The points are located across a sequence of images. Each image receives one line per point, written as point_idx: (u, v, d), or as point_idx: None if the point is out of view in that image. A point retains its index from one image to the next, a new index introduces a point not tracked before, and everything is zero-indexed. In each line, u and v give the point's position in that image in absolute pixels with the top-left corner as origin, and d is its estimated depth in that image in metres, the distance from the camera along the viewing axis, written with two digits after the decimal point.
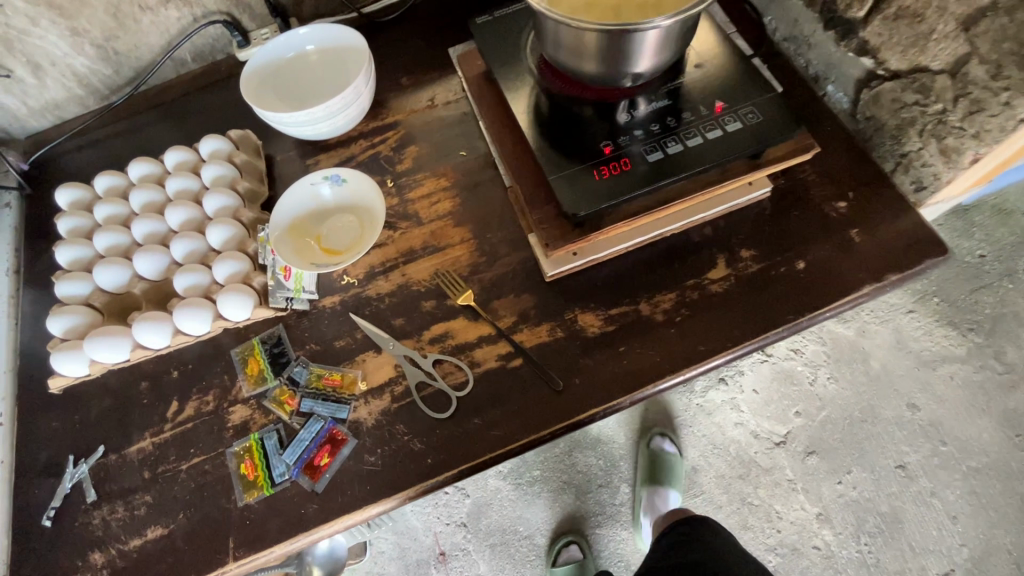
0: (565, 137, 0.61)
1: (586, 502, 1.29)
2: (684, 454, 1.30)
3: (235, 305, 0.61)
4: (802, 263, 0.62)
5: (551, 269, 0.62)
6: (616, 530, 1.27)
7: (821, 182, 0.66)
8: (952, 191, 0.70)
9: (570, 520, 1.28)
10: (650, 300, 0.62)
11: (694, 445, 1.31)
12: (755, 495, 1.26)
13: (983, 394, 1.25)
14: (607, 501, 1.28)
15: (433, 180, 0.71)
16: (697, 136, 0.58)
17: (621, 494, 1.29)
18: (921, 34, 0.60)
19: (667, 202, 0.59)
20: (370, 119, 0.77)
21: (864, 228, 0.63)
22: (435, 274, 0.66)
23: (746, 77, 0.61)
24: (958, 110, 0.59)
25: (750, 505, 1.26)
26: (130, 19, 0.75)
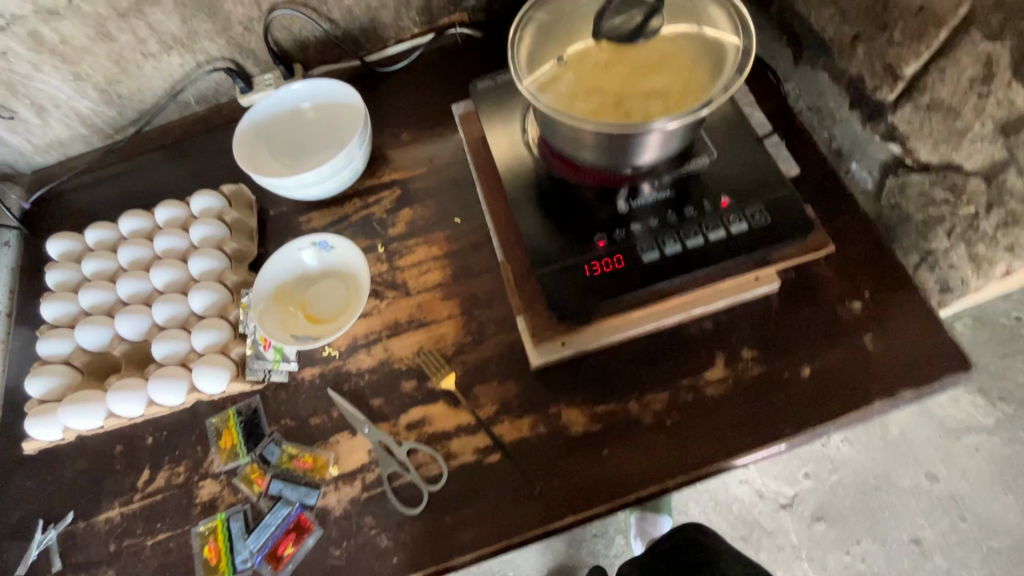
0: (557, 224, 0.57)
1: (580, 551, 1.25)
2: (685, 509, 1.25)
3: (210, 379, 0.59)
4: (808, 369, 0.58)
5: (537, 359, 0.59)
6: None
7: (836, 278, 0.61)
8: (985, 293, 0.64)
9: (561, 568, 1.24)
10: (640, 400, 0.58)
11: (696, 501, 1.25)
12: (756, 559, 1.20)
13: (1011, 470, 1.17)
14: (601, 552, 1.24)
15: (425, 247, 0.69)
16: (698, 235, 0.53)
17: (616, 545, 1.24)
18: (955, 131, 0.55)
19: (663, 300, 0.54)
20: (367, 176, 0.74)
21: (879, 334, 0.59)
22: (418, 352, 0.63)
23: (759, 167, 0.56)
24: (991, 218, 0.54)
25: None
26: (132, 65, 0.75)
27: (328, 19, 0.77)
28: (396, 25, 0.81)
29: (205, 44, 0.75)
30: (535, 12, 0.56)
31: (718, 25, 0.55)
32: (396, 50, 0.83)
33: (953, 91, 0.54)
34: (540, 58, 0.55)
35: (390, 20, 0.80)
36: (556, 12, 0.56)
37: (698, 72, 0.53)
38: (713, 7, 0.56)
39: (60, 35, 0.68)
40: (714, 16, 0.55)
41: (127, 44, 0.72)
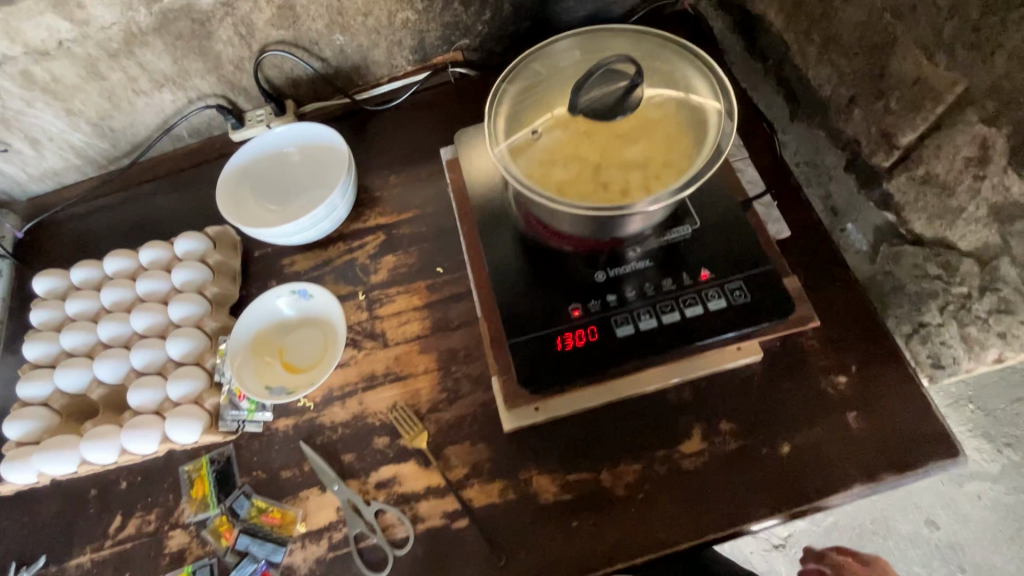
0: (532, 290, 0.55)
1: None
2: None
3: (182, 430, 0.59)
4: (787, 446, 0.56)
5: (509, 424, 0.58)
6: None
7: (822, 349, 0.60)
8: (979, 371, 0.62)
9: None
10: (613, 470, 0.57)
11: None
12: None
13: (1016, 521, 1.12)
14: None
15: (406, 297, 0.68)
16: (674, 311, 0.52)
17: None
18: (950, 209, 0.53)
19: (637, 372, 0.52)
20: (352, 219, 0.74)
21: (864, 412, 0.57)
22: (393, 407, 0.63)
23: (743, 239, 0.55)
24: (983, 301, 0.52)
25: None
26: (124, 101, 0.75)
27: (319, 58, 0.77)
28: (389, 63, 0.81)
29: (197, 81, 0.75)
30: (515, 75, 0.56)
31: (699, 96, 0.54)
32: (388, 88, 0.83)
33: (949, 169, 0.51)
34: (517, 123, 0.54)
35: (383, 58, 0.80)
36: (536, 76, 0.56)
37: (677, 144, 0.52)
38: (695, 77, 0.55)
39: (51, 74, 0.68)
40: (696, 86, 0.54)
41: (119, 82, 0.72)
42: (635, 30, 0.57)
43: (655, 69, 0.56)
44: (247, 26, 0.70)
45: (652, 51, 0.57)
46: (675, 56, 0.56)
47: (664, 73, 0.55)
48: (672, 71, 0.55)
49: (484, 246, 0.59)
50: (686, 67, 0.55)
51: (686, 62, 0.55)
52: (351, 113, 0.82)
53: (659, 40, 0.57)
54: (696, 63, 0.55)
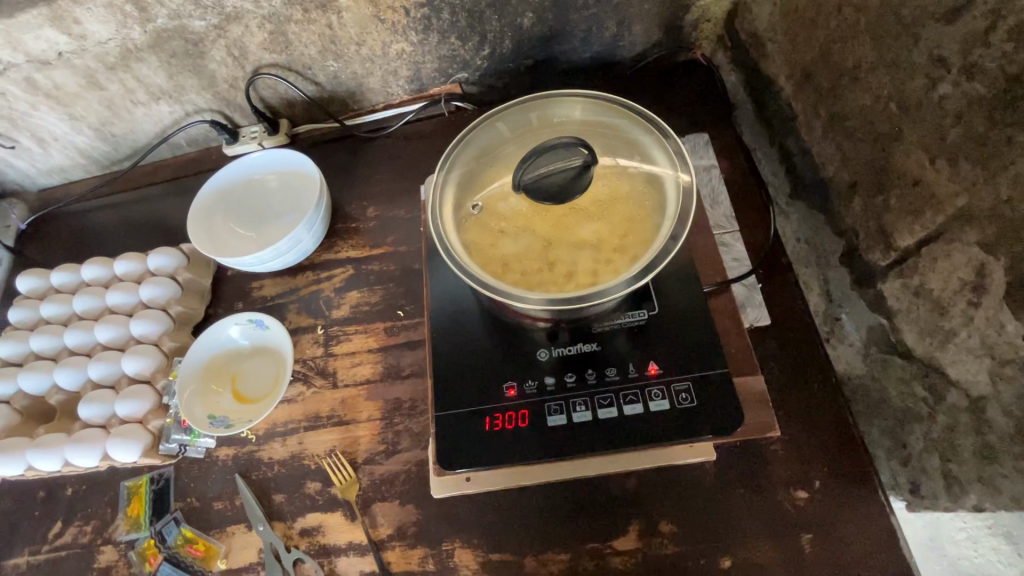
0: (472, 360, 0.53)
1: None
2: None
3: (123, 450, 0.60)
4: (728, 561, 0.52)
5: (438, 491, 0.56)
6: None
7: (784, 457, 0.55)
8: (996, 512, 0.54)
9: None
10: (538, 556, 0.54)
11: None
12: None
13: None
14: None
15: (363, 336, 0.67)
16: (612, 406, 0.48)
17: None
18: (941, 329, 0.47)
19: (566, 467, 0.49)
20: (325, 248, 0.73)
21: (820, 535, 0.51)
22: (330, 452, 0.61)
23: (703, 334, 0.51)
24: (966, 440, 0.46)
25: None
26: (123, 110, 0.77)
27: (313, 82, 0.76)
28: (384, 90, 0.79)
29: (193, 96, 0.76)
30: (470, 138, 0.54)
31: (662, 172, 0.49)
32: (383, 114, 0.81)
33: (944, 286, 0.45)
34: (466, 189, 0.52)
35: (378, 86, 0.78)
36: (492, 141, 0.54)
37: (632, 226, 0.48)
38: (659, 150, 0.51)
39: (52, 82, 0.71)
40: (659, 160, 0.50)
41: (117, 92, 0.74)
42: (604, 96, 0.54)
43: (619, 141, 0.52)
44: (240, 49, 0.70)
45: (620, 120, 0.53)
46: (641, 125, 0.52)
47: (628, 145, 0.52)
48: (636, 142, 0.52)
49: (431, 303, 0.57)
50: (651, 138, 0.51)
51: (650, 133, 0.51)
52: (343, 137, 0.81)
53: (628, 108, 0.54)
54: (662, 135, 0.51)
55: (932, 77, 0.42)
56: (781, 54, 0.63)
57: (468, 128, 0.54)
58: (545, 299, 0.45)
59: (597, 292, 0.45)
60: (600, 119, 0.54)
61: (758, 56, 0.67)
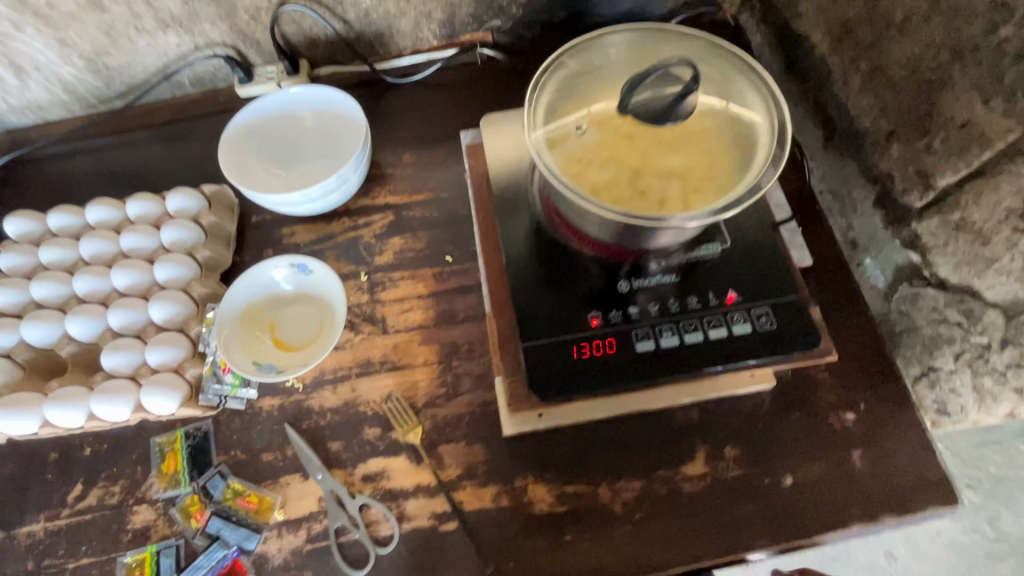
0: (555, 292, 0.55)
1: None
2: None
3: (160, 401, 0.55)
4: (790, 478, 0.55)
5: (511, 428, 0.56)
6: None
7: (832, 383, 0.59)
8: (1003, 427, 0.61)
9: None
10: (612, 485, 0.55)
11: None
12: None
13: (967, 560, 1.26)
14: None
15: (411, 282, 0.65)
16: (698, 331, 0.51)
17: None
18: (981, 257, 0.52)
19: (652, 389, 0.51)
20: (359, 194, 0.70)
21: (868, 451, 0.56)
22: (387, 398, 0.59)
23: (774, 265, 0.54)
24: (1005, 354, 0.53)
25: None
26: (124, 38, 0.69)
27: (341, 19, 0.72)
28: (414, 34, 0.76)
29: (206, 27, 0.70)
30: (559, 64, 0.54)
31: (753, 109, 0.51)
32: (410, 61, 0.78)
33: (987, 218, 0.51)
34: (555, 113, 0.51)
35: (408, 29, 0.75)
36: (580, 68, 0.54)
37: (722, 158, 0.50)
38: (748, 89, 0.52)
39: None
40: (748, 98, 0.52)
41: (121, 16, 0.67)
42: (689, 33, 0.55)
43: (706, 77, 0.53)
44: None
45: (706, 57, 0.54)
46: (727, 63, 0.54)
47: (715, 80, 0.53)
48: (723, 79, 0.53)
49: (506, 247, 0.59)
50: (740, 77, 0.53)
51: (739, 72, 0.53)
52: (369, 82, 0.77)
53: (712, 47, 0.55)
54: (750, 74, 0.53)
55: (994, 20, 0.47)
56: (817, 11, 0.66)
57: (558, 54, 0.53)
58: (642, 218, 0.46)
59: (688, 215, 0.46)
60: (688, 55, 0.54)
61: (790, 16, 0.71)
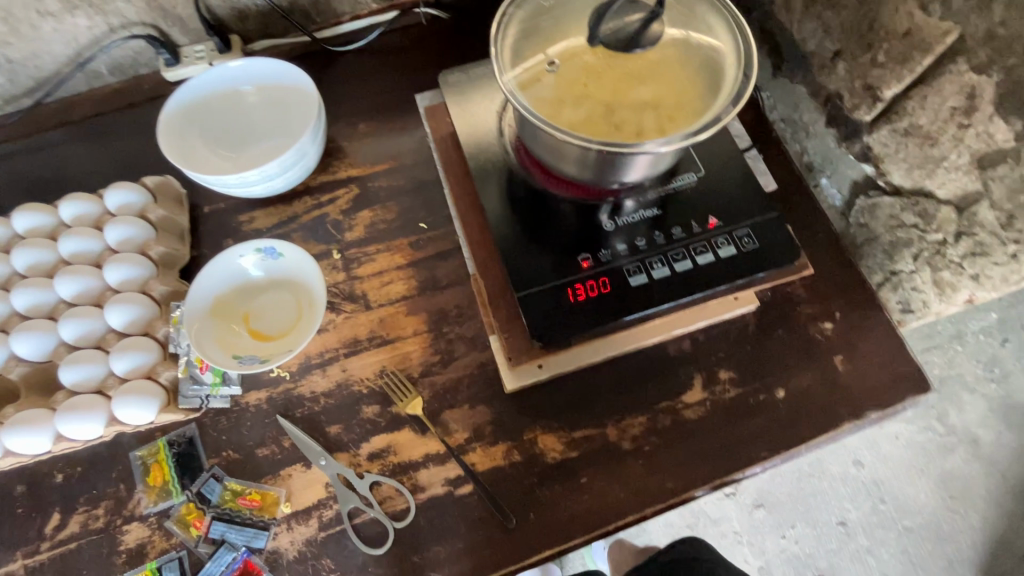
0: (541, 237, 0.56)
1: None
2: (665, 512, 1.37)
3: (135, 410, 0.51)
4: (782, 391, 0.58)
5: (512, 383, 0.56)
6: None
7: (808, 297, 0.61)
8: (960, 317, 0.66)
9: None
10: (618, 424, 0.56)
11: None
12: None
13: (923, 456, 1.40)
14: None
15: (387, 255, 0.63)
16: (687, 259, 0.53)
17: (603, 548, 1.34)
18: (931, 158, 0.56)
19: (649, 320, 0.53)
20: (318, 171, 0.67)
21: (848, 356, 0.59)
22: (381, 373, 0.58)
23: (748, 189, 0.56)
24: (959, 246, 0.57)
25: None
26: (26, 24, 0.62)
27: None
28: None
29: (120, 6, 0.64)
30: (520, 1, 0.52)
31: (717, 32, 0.51)
32: (351, 27, 0.75)
33: (933, 119, 0.54)
34: (522, 53, 0.50)
35: None
36: (541, 6, 0.52)
37: (690, 84, 0.50)
38: (708, 13, 0.52)
39: None
40: (709, 22, 0.52)
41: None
42: None
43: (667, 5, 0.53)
44: None
45: None
46: None
47: (677, 7, 0.52)
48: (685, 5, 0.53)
49: (487, 201, 0.58)
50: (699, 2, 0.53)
51: None
52: (310, 53, 0.73)
53: None
54: None
55: None
56: None
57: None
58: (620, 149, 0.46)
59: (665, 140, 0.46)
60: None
61: None
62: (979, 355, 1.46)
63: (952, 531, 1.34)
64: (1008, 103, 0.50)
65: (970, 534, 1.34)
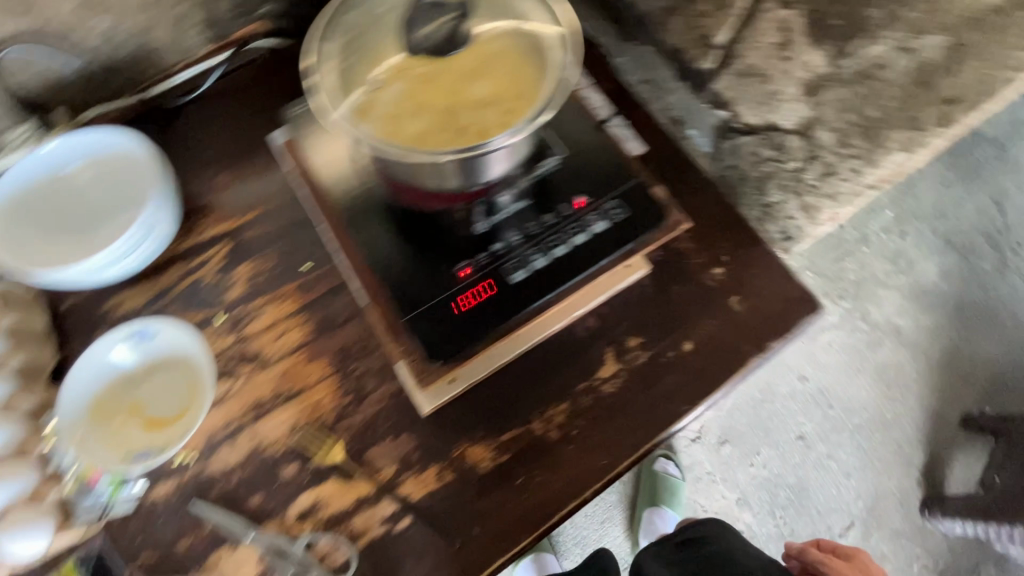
0: (422, 255, 0.56)
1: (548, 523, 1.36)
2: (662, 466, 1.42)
3: (27, 541, 0.48)
4: (689, 343, 0.60)
5: (428, 405, 0.55)
6: (605, 534, 1.37)
7: (696, 248, 0.63)
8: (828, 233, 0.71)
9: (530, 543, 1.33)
10: (542, 417, 0.56)
11: None
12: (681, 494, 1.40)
13: (856, 356, 1.51)
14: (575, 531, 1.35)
15: (275, 306, 0.60)
16: (563, 243, 0.55)
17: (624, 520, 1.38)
18: (767, 93, 0.58)
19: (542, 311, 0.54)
20: (180, 236, 0.62)
21: (742, 295, 0.62)
22: (294, 429, 0.55)
23: (608, 160, 0.58)
24: (812, 170, 0.59)
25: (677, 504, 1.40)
26: None
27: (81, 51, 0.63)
28: (178, 45, 0.68)
29: None
30: (327, 34, 0.50)
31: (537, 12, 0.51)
32: (185, 75, 0.70)
33: (761, 55, 0.56)
34: (347, 84, 0.48)
35: (169, 41, 0.67)
36: (351, 30, 0.50)
37: (522, 70, 0.50)
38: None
39: None
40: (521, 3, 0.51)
41: None
42: None
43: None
44: None
45: None
46: None
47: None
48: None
49: (361, 236, 0.57)
50: None
51: None
52: (146, 113, 0.68)
53: None
54: None
55: None
56: None
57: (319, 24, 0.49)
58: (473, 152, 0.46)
59: (512, 132, 0.46)
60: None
61: None
62: (883, 253, 1.62)
63: (894, 417, 1.46)
64: (813, 28, 0.49)
65: (910, 416, 1.46)
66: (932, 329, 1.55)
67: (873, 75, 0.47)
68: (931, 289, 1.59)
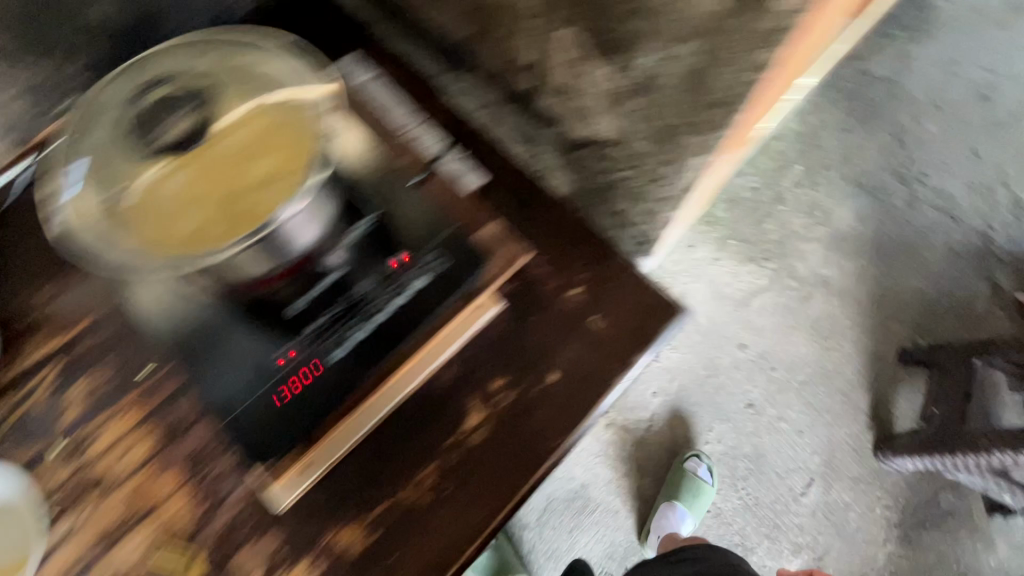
0: (242, 347, 0.53)
1: (521, 543, 1.33)
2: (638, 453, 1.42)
3: None
4: (554, 373, 0.58)
5: (278, 501, 0.51)
6: (577, 538, 1.35)
7: (551, 273, 0.62)
8: (671, 235, 0.73)
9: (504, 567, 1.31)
10: (410, 483, 0.54)
11: (576, 456, 1.40)
12: (643, 485, 1.40)
13: (790, 314, 1.53)
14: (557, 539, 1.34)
15: (115, 421, 0.56)
16: (386, 308, 0.54)
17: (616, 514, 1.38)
18: (578, 110, 0.57)
19: (381, 379, 0.53)
20: (2, 366, 0.58)
21: (602, 312, 0.60)
22: (149, 552, 0.52)
23: (422, 211, 0.58)
24: (638, 178, 0.59)
25: (641, 495, 1.40)
26: None
27: None
28: None
29: None
30: (97, 161, 0.52)
31: (298, 86, 0.53)
32: None
33: (562, 71, 0.54)
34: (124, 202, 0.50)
35: None
36: (119, 148, 0.52)
37: (292, 131, 0.51)
38: (273, 68, 0.55)
39: None
40: (278, 77, 0.54)
41: None
42: (195, 56, 0.56)
43: (238, 84, 0.54)
44: None
45: (227, 66, 0.55)
46: (246, 60, 0.55)
47: (247, 82, 0.54)
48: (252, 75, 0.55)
49: (184, 349, 0.55)
50: (262, 66, 0.55)
51: (258, 63, 0.55)
52: None
53: (223, 53, 0.56)
54: (269, 59, 0.55)
55: None
56: None
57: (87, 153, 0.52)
58: (236, 241, 0.46)
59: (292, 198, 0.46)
60: (222, 80, 0.55)
61: None
62: (799, 208, 1.65)
63: (836, 367, 1.48)
64: (593, 44, 0.48)
65: (850, 362, 1.49)
66: (857, 273, 1.58)
67: (652, 86, 0.47)
68: (850, 235, 1.63)
